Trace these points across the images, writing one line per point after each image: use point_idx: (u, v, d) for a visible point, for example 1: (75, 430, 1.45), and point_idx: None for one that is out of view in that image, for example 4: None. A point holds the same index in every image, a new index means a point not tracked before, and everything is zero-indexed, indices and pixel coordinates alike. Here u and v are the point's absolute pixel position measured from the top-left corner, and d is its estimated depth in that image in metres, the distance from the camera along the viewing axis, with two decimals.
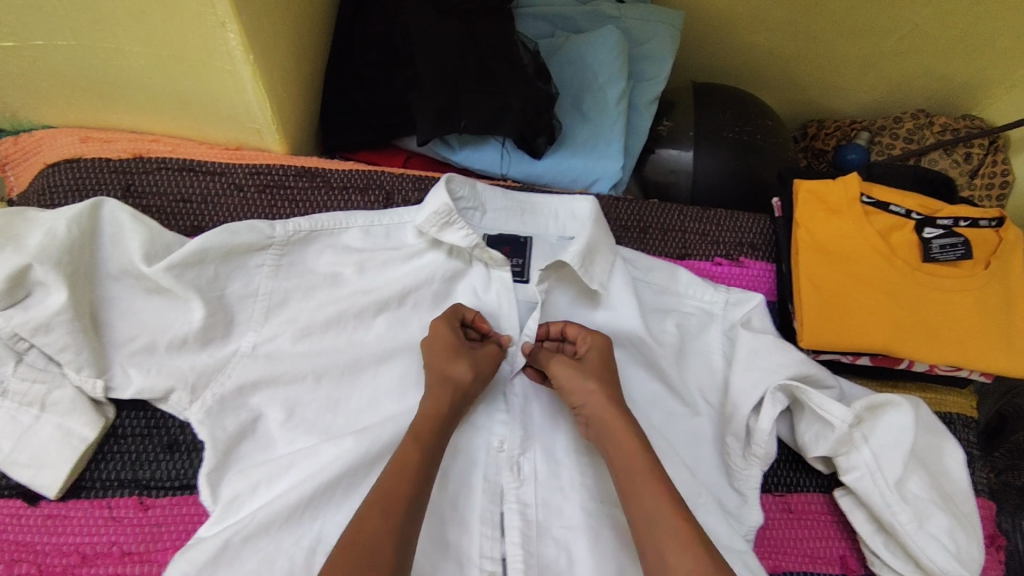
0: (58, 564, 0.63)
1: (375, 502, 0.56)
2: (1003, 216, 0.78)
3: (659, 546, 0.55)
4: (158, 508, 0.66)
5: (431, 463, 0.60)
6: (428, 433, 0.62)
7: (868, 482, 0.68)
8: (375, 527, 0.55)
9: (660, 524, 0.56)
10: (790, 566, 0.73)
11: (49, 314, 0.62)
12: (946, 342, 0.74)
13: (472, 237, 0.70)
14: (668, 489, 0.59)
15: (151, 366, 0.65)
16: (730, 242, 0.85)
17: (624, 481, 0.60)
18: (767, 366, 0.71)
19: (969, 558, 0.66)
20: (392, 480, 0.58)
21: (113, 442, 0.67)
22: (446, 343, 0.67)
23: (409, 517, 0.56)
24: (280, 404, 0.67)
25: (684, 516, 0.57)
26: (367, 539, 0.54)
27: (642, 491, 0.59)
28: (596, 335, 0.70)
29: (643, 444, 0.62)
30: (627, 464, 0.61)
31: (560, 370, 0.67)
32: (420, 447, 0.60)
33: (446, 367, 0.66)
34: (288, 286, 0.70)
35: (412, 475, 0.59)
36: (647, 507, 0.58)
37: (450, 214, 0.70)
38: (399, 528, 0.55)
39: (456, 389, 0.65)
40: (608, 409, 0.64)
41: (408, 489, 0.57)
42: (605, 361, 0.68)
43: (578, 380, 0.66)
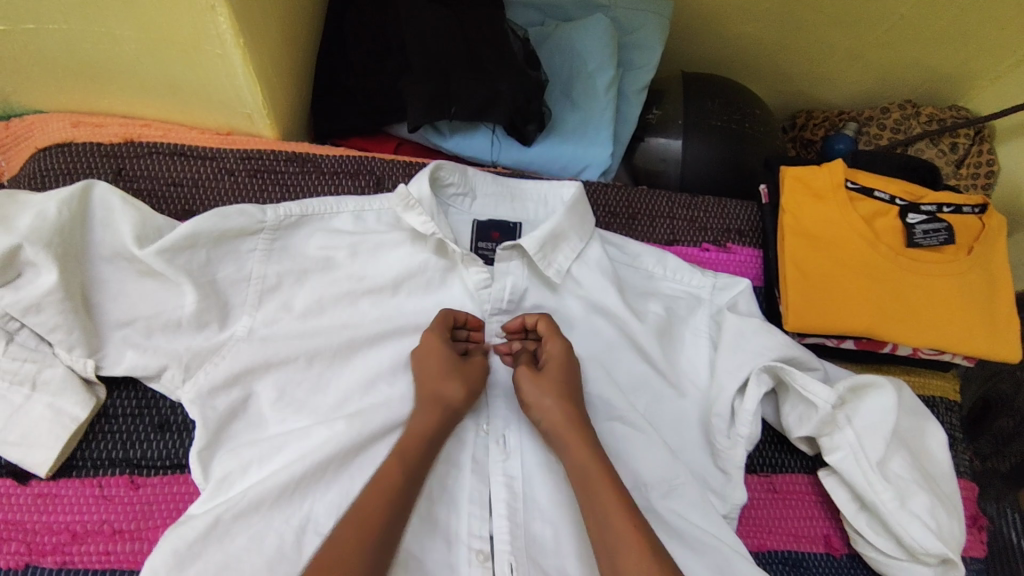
0: (49, 542, 0.62)
1: (353, 525, 0.57)
2: (987, 203, 0.79)
3: (613, 553, 0.57)
4: (149, 487, 0.65)
5: (411, 479, 0.62)
6: (414, 449, 0.63)
7: (850, 463, 0.69)
8: (353, 551, 0.56)
9: (621, 536, 0.57)
10: (775, 544, 0.73)
11: (39, 294, 0.61)
12: (926, 326, 0.75)
13: (429, 225, 0.73)
14: (629, 504, 0.60)
15: (147, 345, 0.66)
16: (718, 228, 0.86)
17: (583, 492, 0.61)
18: (752, 348, 0.73)
19: (951, 537, 0.66)
20: (368, 506, 0.59)
21: (103, 422, 0.66)
22: (437, 362, 0.68)
23: (383, 542, 0.57)
24: (272, 384, 0.68)
25: (641, 532, 0.58)
26: (341, 563, 0.55)
27: (603, 501, 0.60)
28: (558, 339, 0.70)
29: (604, 460, 0.62)
30: (578, 468, 0.62)
31: (521, 380, 0.68)
32: (403, 467, 0.62)
33: (439, 387, 0.67)
34: (281, 270, 0.73)
35: (389, 496, 0.60)
36: (603, 514, 0.59)
37: (410, 197, 0.73)
38: (373, 554, 0.56)
39: (448, 409, 0.66)
40: (561, 421, 0.65)
41: (382, 512, 0.58)
42: (566, 363, 0.69)
43: (541, 395, 0.66)
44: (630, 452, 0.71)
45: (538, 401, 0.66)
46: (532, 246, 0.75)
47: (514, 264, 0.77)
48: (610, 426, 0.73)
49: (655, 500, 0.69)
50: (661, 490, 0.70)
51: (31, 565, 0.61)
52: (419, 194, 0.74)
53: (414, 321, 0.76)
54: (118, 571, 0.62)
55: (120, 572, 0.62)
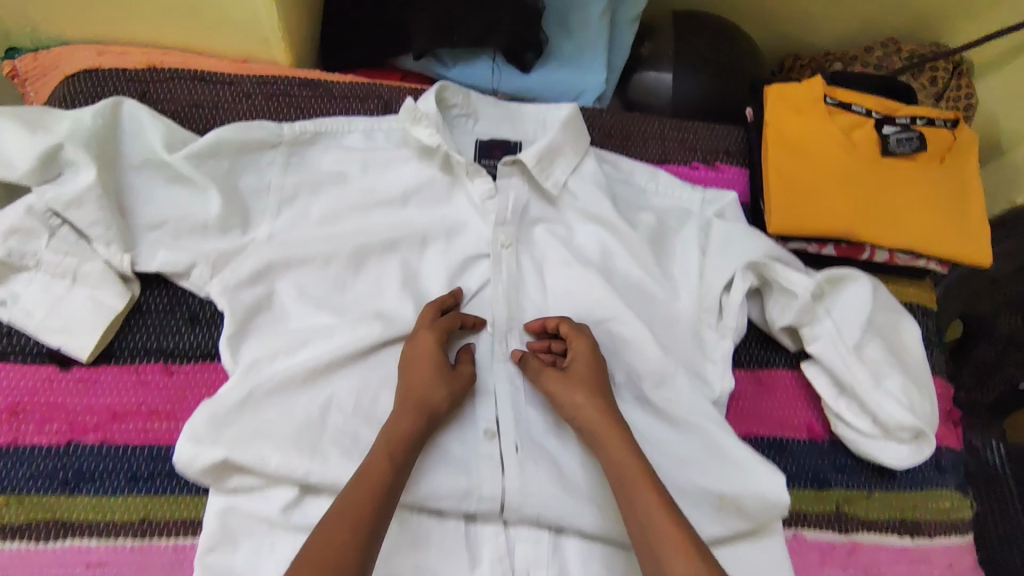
0: (91, 420, 0.67)
1: (346, 513, 0.58)
2: (958, 118, 0.85)
3: (658, 549, 0.58)
4: (183, 373, 0.70)
5: (399, 469, 0.62)
6: (399, 446, 0.64)
7: (830, 349, 0.75)
8: (347, 539, 0.56)
9: (665, 534, 0.59)
10: (761, 431, 0.79)
11: (80, 189, 0.67)
12: (901, 227, 0.80)
13: (435, 137, 0.78)
14: (668, 499, 0.61)
15: (177, 244, 0.71)
16: (707, 149, 0.91)
17: (623, 493, 0.63)
18: (739, 250, 0.78)
19: (922, 412, 0.73)
20: (359, 494, 0.59)
21: (138, 316, 0.71)
22: (426, 371, 0.69)
23: (373, 528, 0.58)
24: (292, 282, 0.74)
25: (681, 524, 0.59)
26: (334, 551, 0.55)
27: (645, 500, 0.61)
28: (581, 338, 0.73)
29: (640, 456, 0.65)
30: (619, 468, 0.64)
31: (551, 381, 0.71)
32: (391, 459, 0.62)
33: (423, 395, 0.67)
34: (298, 181, 0.78)
35: (381, 486, 0.60)
36: (644, 513, 0.61)
37: (417, 111, 0.78)
38: (362, 544, 0.57)
39: (431, 414, 0.67)
40: (592, 416, 0.68)
41: (375, 498, 0.59)
42: (593, 362, 0.71)
43: (572, 394, 0.69)
44: (625, 347, 0.77)
45: (571, 399, 0.69)
46: (530, 159, 0.80)
47: (514, 180, 0.82)
48: (607, 325, 0.78)
49: (650, 388, 0.76)
50: (653, 378, 0.76)
51: (74, 442, 0.67)
52: (425, 108, 0.79)
53: (421, 231, 0.80)
54: (156, 447, 0.67)
55: (158, 447, 0.68)
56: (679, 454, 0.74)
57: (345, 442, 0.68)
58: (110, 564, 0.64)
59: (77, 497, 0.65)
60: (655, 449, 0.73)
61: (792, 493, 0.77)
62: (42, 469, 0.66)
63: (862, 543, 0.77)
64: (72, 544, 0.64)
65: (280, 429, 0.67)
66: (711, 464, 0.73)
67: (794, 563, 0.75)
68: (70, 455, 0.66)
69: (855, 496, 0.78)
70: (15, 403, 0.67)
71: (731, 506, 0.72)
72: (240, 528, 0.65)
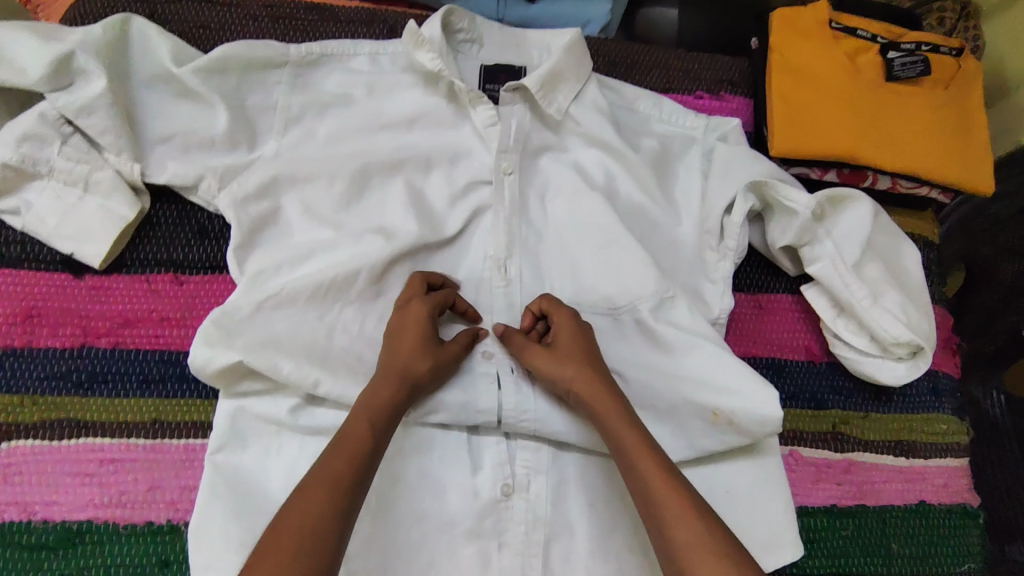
0: (103, 325, 0.69)
1: (328, 480, 0.56)
2: (963, 47, 0.85)
3: (661, 515, 0.56)
4: (192, 283, 0.72)
5: (381, 437, 0.60)
6: (379, 417, 0.61)
7: (829, 269, 0.75)
8: (327, 508, 0.54)
9: (666, 501, 0.56)
10: (759, 351, 0.80)
11: (92, 97, 0.68)
12: (905, 151, 0.81)
13: (436, 61, 0.78)
14: (668, 467, 0.59)
15: (185, 157, 0.72)
16: (711, 79, 0.91)
17: (622, 461, 0.61)
18: (740, 173, 0.79)
19: (920, 330, 0.74)
20: (341, 461, 0.57)
21: (148, 228, 0.73)
22: (412, 341, 0.65)
23: (353, 498, 0.56)
24: (297, 198, 0.74)
25: (684, 492, 0.57)
26: (313, 517, 0.53)
27: (645, 466, 0.59)
28: (564, 309, 0.70)
29: (636, 424, 0.62)
30: (616, 435, 0.62)
31: (533, 358, 0.68)
32: (370, 431, 0.60)
33: (406, 365, 0.64)
34: (304, 102, 0.78)
35: (363, 453, 0.58)
36: (643, 477, 0.59)
37: (421, 35, 0.77)
38: (343, 513, 0.55)
39: (413, 384, 0.64)
40: (583, 386, 0.65)
41: (357, 466, 0.57)
42: (580, 334, 0.69)
43: (559, 367, 0.66)
44: (627, 271, 0.77)
45: (559, 372, 0.66)
46: (533, 85, 0.79)
47: (517, 107, 0.82)
48: (609, 249, 0.78)
49: (652, 311, 0.75)
50: (658, 301, 0.76)
51: (86, 345, 0.68)
52: (430, 35, 0.78)
53: (426, 155, 0.79)
54: (166, 352, 0.69)
55: (169, 352, 0.69)
56: (681, 372, 0.74)
57: (349, 351, 0.69)
58: (123, 462, 0.65)
59: (90, 398, 0.67)
60: (655, 368, 0.74)
61: (788, 412, 0.78)
62: (56, 370, 0.67)
63: (857, 462, 0.78)
64: (85, 442, 0.66)
65: (288, 338, 0.67)
66: (715, 382, 0.73)
67: (790, 479, 0.76)
68: (83, 358, 0.68)
69: (851, 416, 0.79)
70: (29, 306, 0.69)
71: (726, 422, 0.71)
72: (248, 430, 0.67)
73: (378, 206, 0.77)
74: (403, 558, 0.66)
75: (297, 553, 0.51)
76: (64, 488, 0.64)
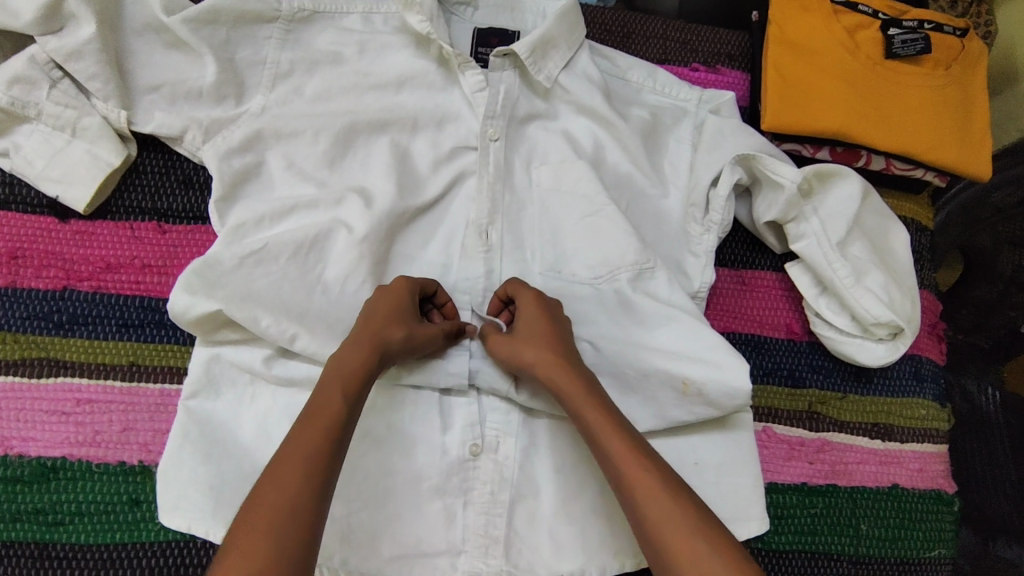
0: (85, 270, 0.70)
1: (297, 453, 0.52)
2: (968, 27, 0.82)
3: (637, 499, 0.54)
4: (175, 233, 0.73)
5: (353, 409, 0.57)
6: (350, 385, 0.58)
7: (814, 247, 0.75)
8: (299, 483, 0.51)
9: (636, 479, 0.55)
10: (739, 327, 0.80)
11: (81, 42, 0.68)
12: (900, 131, 0.79)
13: (425, 24, 0.76)
14: (636, 445, 0.57)
15: (173, 108, 0.73)
16: (709, 52, 0.89)
17: (592, 442, 0.59)
18: (728, 146, 0.78)
19: (902, 311, 0.73)
20: (311, 433, 0.54)
21: (134, 176, 0.74)
22: (388, 308, 0.64)
23: (328, 472, 0.53)
24: (282, 154, 0.75)
25: (652, 471, 0.55)
26: (284, 493, 0.50)
27: (613, 445, 0.57)
28: (528, 291, 0.68)
29: (607, 405, 0.60)
30: (584, 417, 0.60)
31: (494, 341, 0.67)
32: (341, 401, 0.57)
33: (381, 329, 0.62)
34: (294, 58, 0.77)
35: (336, 425, 0.55)
36: (617, 462, 0.56)
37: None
38: (318, 487, 0.51)
39: (386, 351, 0.62)
40: (543, 367, 0.63)
41: (329, 438, 0.54)
42: (546, 313, 0.67)
43: (519, 351, 0.65)
44: (609, 242, 0.77)
45: (518, 356, 0.65)
46: (523, 51, 0.78)
47: (507, 73, 0.80)
48: (591, 220, 0.77)
49: (630, 282, 0.75)
50: (636, 272, 0.75)
51: (69, 288, 0.70)
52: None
53: (412, 116, 0.79)
54: (146, 298, 0.70)
55: (149, 298, 0.70)
56: (656, 344, 0.74)
57: (324, 305, 0.69)
58: (98, 402, 0.66)
59: (70, 339, 0.68)
60: (630, 340, 0.74)
61: (764, 388, 0.78)
62: (38, 311, 0.69)
63: (831, 442, 0.78)
64: (62, 381, 0.67)
65: (264, 290, 0.68)
66: (690, 354, 0.72)
67: (762, 455, 0.75)
68: (64, 300, 0.69)
69: (828, 396, 0.79)
70: (15, 248, 0.70)
71: (695, 392, 0.71)
72: (222, 377, 0.67)
73: (363, 165, 0.77)
74: (369, 511, 0.66)
75: (271, 531, 0.48)
76: (40, 426, 0.65)
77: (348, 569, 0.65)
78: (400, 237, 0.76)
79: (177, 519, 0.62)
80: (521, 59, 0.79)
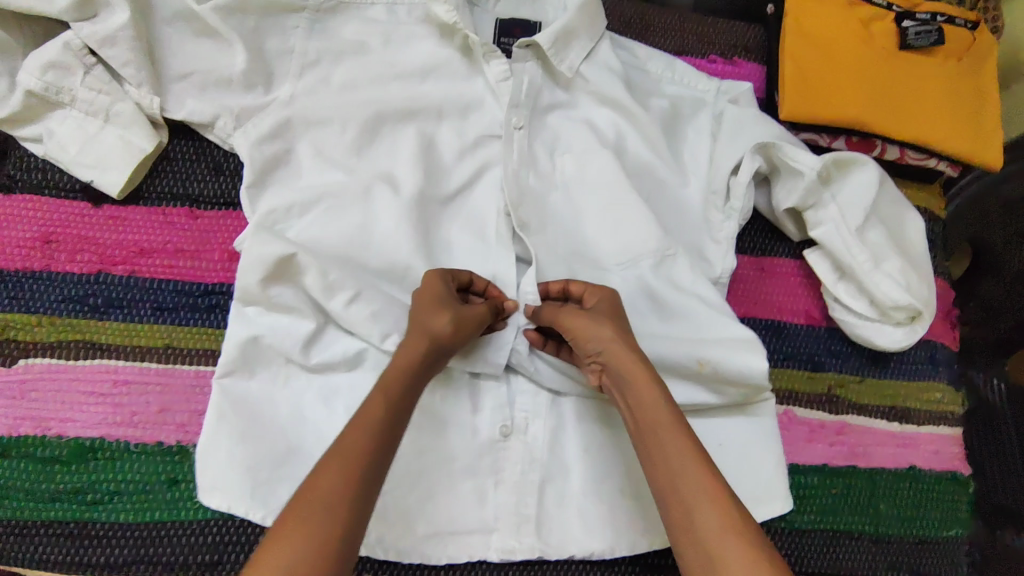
0: (119, 254, 0.71)
1: (341, 451, 0.53)
2: (979, 20, 0.84)
3: (688, 502, 0.53)
4: (206, 218, 0.74)
5: (400, 412, 0.58)
6: (396, 386, 0.59)
7: (833, 233, 0.76)
8: (340, 483, 0.52)
9: (697, 488, 0.54)
10: (759, 313, 0.81)
11: (114, 28, 0.69)
12: (915, 120, 0.81)
13: (452, 14, 0.77)
14: (698, 447, 0.56)
15: (204, 95, 0.74)
16: (726, 44, 0.91)
17: (647, 436, 0.58)
18: (749, 134, 0.79)
19: (919, 295, 0.74)
20: (357, 434, 0.55)
21: (166, 163, 0.74)
22: (433, 294, 0.65)
23: (371, 475, 0.54)
24: (310, 142, 0.75)
25: (710, 472, 0.54)
26: (326, 491, 0.51)
27: (677, 450, 0.56)
28: (605, 288, 0.69)
29: (670, 401, 0.59)
30: (646, 408, 0.58)
31: (574, 319, 0.65)
32: (388, 401, 0.58)
33: (427, 319, 0.63)
34: (321, 47, 0.77)
35: (380, 427, 0.56)
36: (675, 460, 0.55)
37: None
38: (361, 489, 0.53)
39: (436, 342, 0.62)
40: (617, 356, 0.61)
41: (374, 441, 0.55)
42: (617, 308, 0.66)
43: (599, 327, 0.63)
44: (631, 229, 0.77)
45: (596, 331, 0.63)
46: (545, 41, 0.79)
47: (529, 64, 0.81)
48: (614, 208, 0.78)
49: (653, 267, 0.76)
50: (659, 258, 0.76)
51: (103, 272, 0.71)
52: None
53: (437, 105, 0.79)
54: (179, 283, 0.72)
55: (182, 283, 0.72)
56: (680, 329, 0.75)
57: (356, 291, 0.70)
58: (135, 384, 0.68)
59: (105, 321, 0.69)
60: (655, 326, 0.74)
61: (784, 372, 0.80)
62: (73, 294, 0.70)
63: (850, 424, 0.79)
64: (99, 363, 0.68)
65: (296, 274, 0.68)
66: (712, 337, 0.74)
67: (783, 436, 0.77)
68: (100, 283, 0.70)
69: (847, 379, 0.81)
70: (49, 232, 0.71)
71: (711, 371, 0.71)
72: (259, 359, 0.68)
73: (390, 154, 0.78)
74: (402, 492, 0.67)
75: (309, 527, 0.50)
76: (77, 407, 0.67)
77: (384, 547, 0.67)
78: (429, 223, 0.76)
79: (216, 499, 0.63)
80: (543, 49, 0.80)
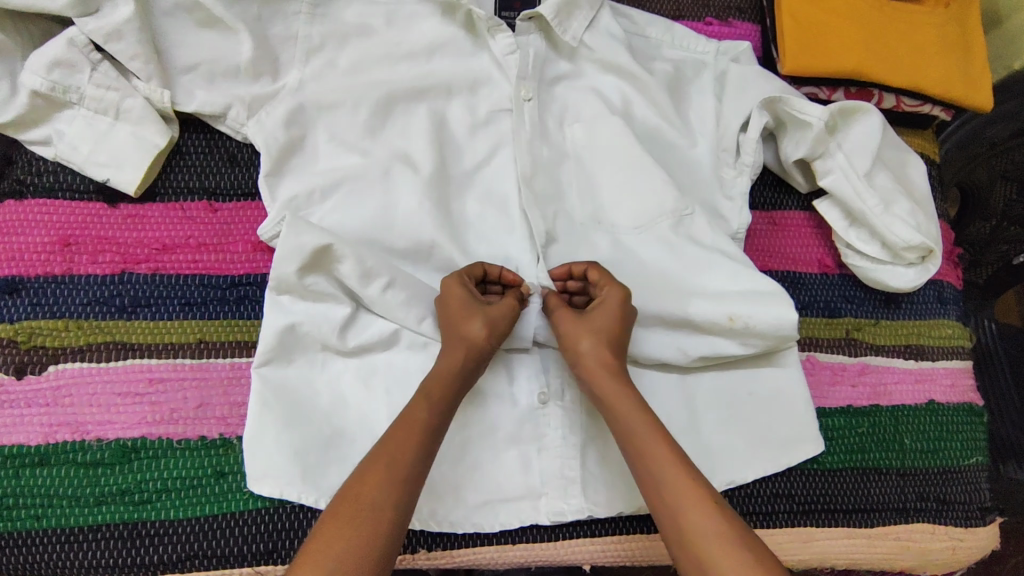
0: (141, 253, 0.71)
1: (383, 453, 0.56)
2: None
3: (671, 505, 0.57)
4: (226, 211, 0.73)
5: (441, 417, 0.60)
6: (440, 391, 0.61)
7: (842, 181, 0.79)
8: (381, 487, 0.54)
9: (683, 491, 0.56)
10: (776, 265, 0.84)
11: (120, 22, 0.68)
12: (911, 66, 0.83)
13: None
14: (677, 452, 0.59)
15: (212, 86, 0.73)
16: (719, 6, 0.93)
17: (628, 444, 0.61)
18: (754, 92, 0.81)
19: (929, 234, 0.77)
20: (399, 438, 0.57)
21: (179, 157, 0.74)
22: (460, 301, 0.65)
23: (414, 478, 0.55)
24: (324, 127, 0.75)
25: (692, 475, 0.58)
26: (369, 494, 0.53)
27: (663, 459, 0.59)
28: (614, 286, 0.68)
29: (647, 411, 0.62)
30: (624, 419, 0.62)
31: (563, 325, 0.68)
32: (430, 407, 0.59)
33: (461, 326, 0.64)
34: (325, 31, 0.76)
35: (423, 429, 0.58)
36: (655, 466, 0.59)
37: None
38: (405, 491, 0.54)
39: (475, 347, 0.63)
40: (596, 367, 0.65)
41: (415, 444, 0.57)
42: (618, 311, 0.67)
43: (577, 338, 0.66)
44: (648, 193, 0.78)
45: (576, 343, 0.67)
46: (548, 12, 0.79)
47: (533, 36, 0.82)
48: (629, 173, 0.79)
49: (672, 228, 0.77)
50: (678, 218, 0.77)
51: (127, 271, 0.70)
52: None
53: (446, 82, 0.79)
54: (205, 277, 0.71)
55: (208, 276, 0.71)
56: (705, 286, 0.76)
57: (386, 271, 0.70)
58: (171, 381, 0.67)
59: (133, 321, 0.69)
60: (679, 285, 0.76)
61: (805, 320, 0.82)
62: (98, 295, 0.69)
63: (871, 365, 0.82)
64: (132, 363, 0.67)
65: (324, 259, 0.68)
66: (739, 292, 0.75)
67: (809, 381, 0.80)
68: (123, 283, 0.70)
69: (864, 322, 0.83)
70: (68, 235, 0.70)
71: (743, 327, 0.73)
72: (295, 346, 0.67)
73: (403, 135, 0.77)
74: (449, 464, 0.68)
75: (349, 532, 0.51)
76: (115, 408, 0.66)
77: (437, 520, 0.67)
78: (449, 200, 0.77)
79: (268, 487, 0.64)
80: (547, 20, 0.80)
